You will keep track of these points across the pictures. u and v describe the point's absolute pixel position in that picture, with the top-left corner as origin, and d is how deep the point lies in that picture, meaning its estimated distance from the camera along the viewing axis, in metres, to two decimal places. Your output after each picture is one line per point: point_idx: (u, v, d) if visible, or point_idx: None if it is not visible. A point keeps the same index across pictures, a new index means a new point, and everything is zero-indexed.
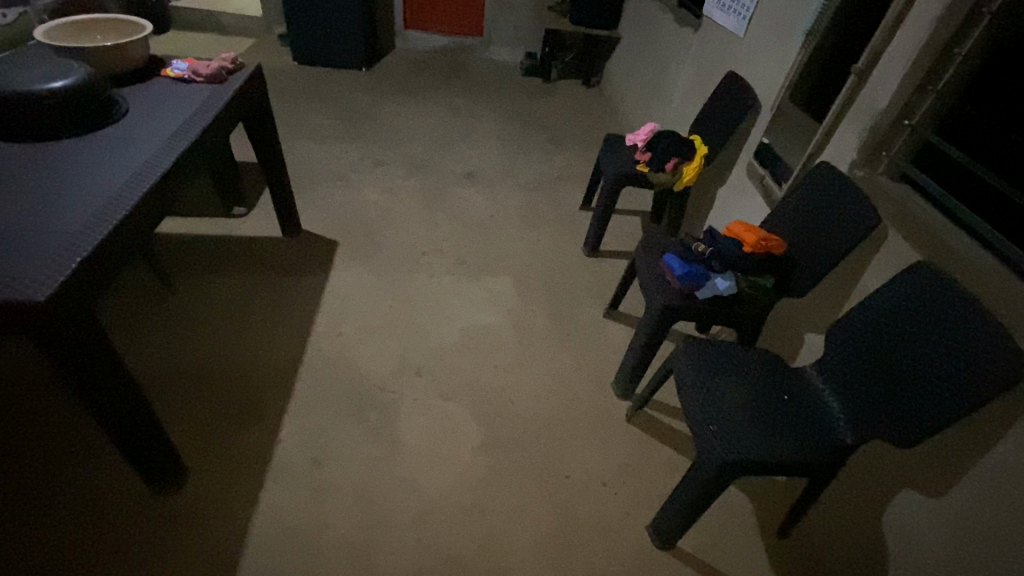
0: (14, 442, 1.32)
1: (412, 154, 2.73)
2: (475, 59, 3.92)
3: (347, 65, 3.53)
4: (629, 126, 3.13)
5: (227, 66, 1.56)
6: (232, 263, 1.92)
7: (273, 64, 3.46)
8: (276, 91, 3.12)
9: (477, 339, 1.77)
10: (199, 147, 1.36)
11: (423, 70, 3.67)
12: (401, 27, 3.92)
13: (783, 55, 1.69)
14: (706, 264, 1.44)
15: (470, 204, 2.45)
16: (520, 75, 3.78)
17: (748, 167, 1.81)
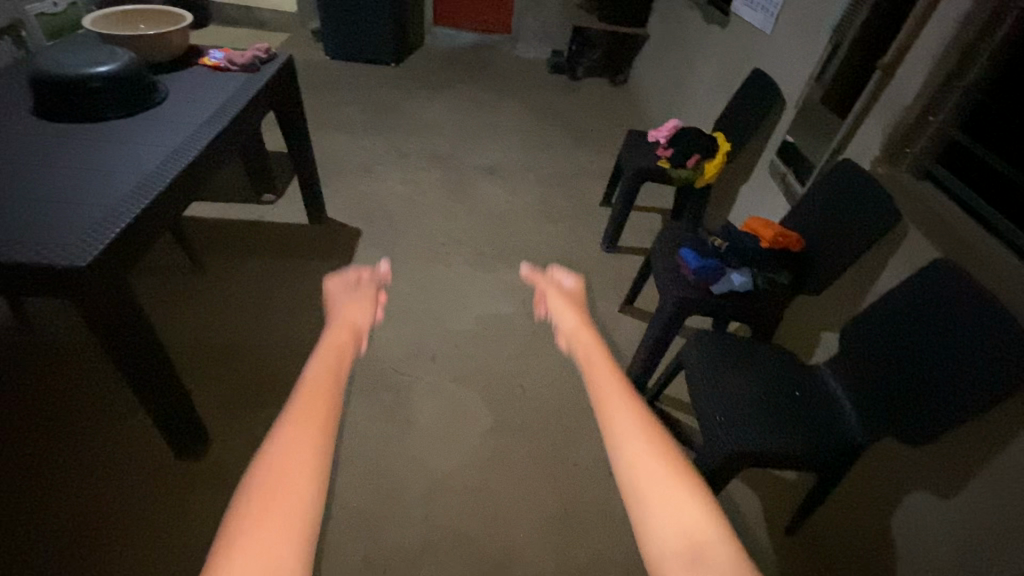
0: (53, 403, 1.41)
1: (436, 147, 2.78)
2: (502, 56, 3.96)
3: (376, 60, 3.60)
4: (654, 124, 3.12)
5: (262, 56, 1.62)
6: (259, 246, 1.99)
7: (305, 58, 3.56)
8: (308, 83, 3.21)
9: (491, 327, 1.80)
10: (231, 132, 1.42)
11: (451, 65, 3.73)
12: (431, 23, 3.99)
13: (809, 52, 1.68)
14: (722, 259, 1.44)
15: (491, 196, 2.48)
16: (546, 73, 3.78)
17: (770, 164, 1.80)
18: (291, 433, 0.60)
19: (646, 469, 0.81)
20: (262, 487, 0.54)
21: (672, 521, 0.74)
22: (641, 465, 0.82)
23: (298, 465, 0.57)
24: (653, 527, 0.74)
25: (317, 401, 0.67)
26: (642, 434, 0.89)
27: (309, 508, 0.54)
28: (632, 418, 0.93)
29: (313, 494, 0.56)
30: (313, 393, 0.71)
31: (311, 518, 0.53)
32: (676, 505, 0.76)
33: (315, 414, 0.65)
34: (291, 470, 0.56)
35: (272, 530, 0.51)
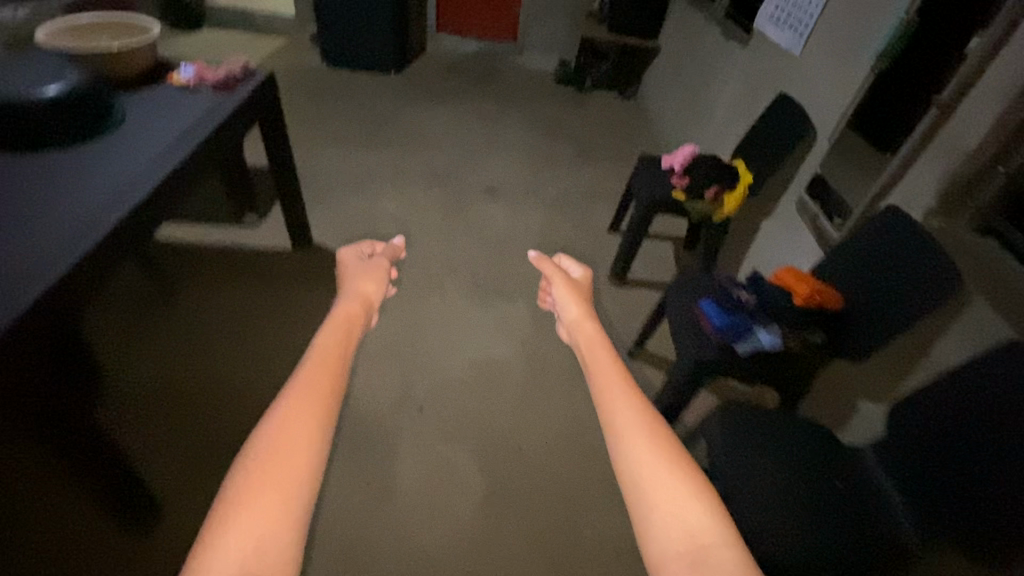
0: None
1: (434, 164, 2.62)
2: (508, 66, 3.80)
3: (376, 67, 3.45)
4: (666, 143, 2.96)
5: (235, 73, 1.45)
6: (238, 273, 1.84)
7: (301, 65, 3.40)
8: (304, 92, 3.06)
9: (488, 373, 1.64)
10: (197, 160, 1.27)
11: (454, 75, 3.57)
12: (434, 31, 3.85)
13: (845, 79, 1.51)
14: (748, 314, 1.27)
15: (491, 220, 2.32)
16: (553, 83, 3.67)
17: (798, 201, 1.63)
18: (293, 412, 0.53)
19: (648, 470, 0.54)
20: (258, 467, 0.47)
21: (667, 506, 0.51)
22: (636, 455, 0.55)
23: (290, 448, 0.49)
24: (642, 522, 0.51)
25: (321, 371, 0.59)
26: (647, 429, 0.58)
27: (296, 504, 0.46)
28: (632, 413, 0.60)
29: (303, 488, 0.48)
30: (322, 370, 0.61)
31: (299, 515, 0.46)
32: (672, 498, 0.52)
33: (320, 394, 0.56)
34: (287, 458, 0.48)
35: (259, 515, 0.44)
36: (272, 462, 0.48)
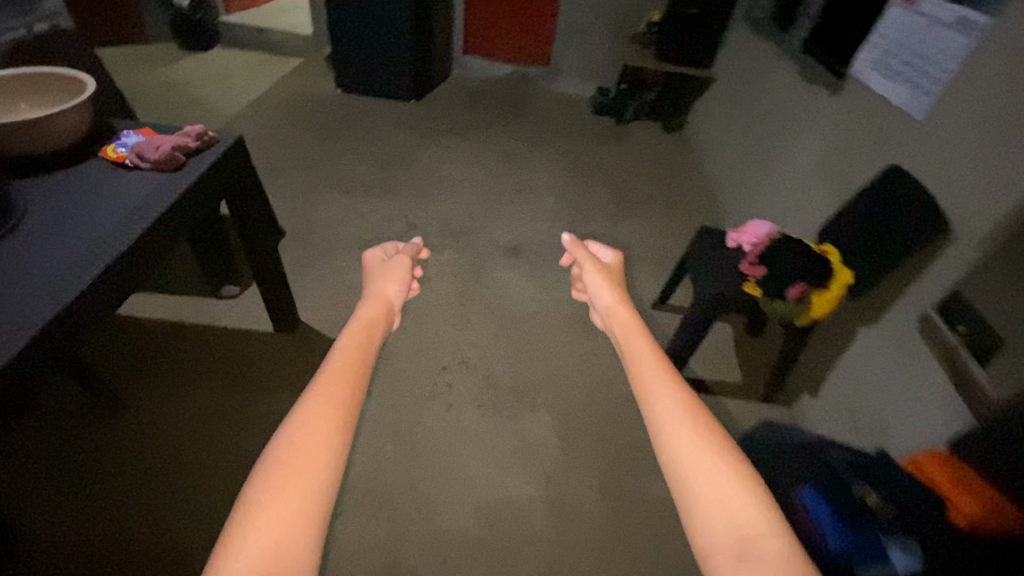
0: (44, 442, 1.39)
1: (450, 216, 2.28)
2: (539, 94, 3.45)
3: (394, 95, 3.14)
4: (720, 193, 2.55)
5: (188, 145, 1.11)
6: (211, 363, 1.59)
7: (313, 91, 3.12)
8: (311, 125, 2.77)
9: (498, 527, 1.28)
10: (128, 263, 0.97)
11: (479, 104, 3.24)
12: (460, 53, 3.53)
13: (1001, 169, 1.11)
14: (872, 523, 0.81)
15: (512, 290, 1.95)
16: (589, 114, 3.30)
17: (923, 322, 1.22)
18: (313, 415, 0.63)
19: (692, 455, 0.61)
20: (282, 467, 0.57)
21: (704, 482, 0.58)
22: (676, 444, 0.62)
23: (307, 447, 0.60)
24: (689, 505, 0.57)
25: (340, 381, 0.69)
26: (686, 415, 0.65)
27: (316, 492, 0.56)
28: (671, 401, 0.67)
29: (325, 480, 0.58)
30: (342, 375, 0.71)
31: (320, 499, 0.56)
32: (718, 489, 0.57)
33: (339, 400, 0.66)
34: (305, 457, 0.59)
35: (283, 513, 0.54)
36: (297, 454, 0.59)
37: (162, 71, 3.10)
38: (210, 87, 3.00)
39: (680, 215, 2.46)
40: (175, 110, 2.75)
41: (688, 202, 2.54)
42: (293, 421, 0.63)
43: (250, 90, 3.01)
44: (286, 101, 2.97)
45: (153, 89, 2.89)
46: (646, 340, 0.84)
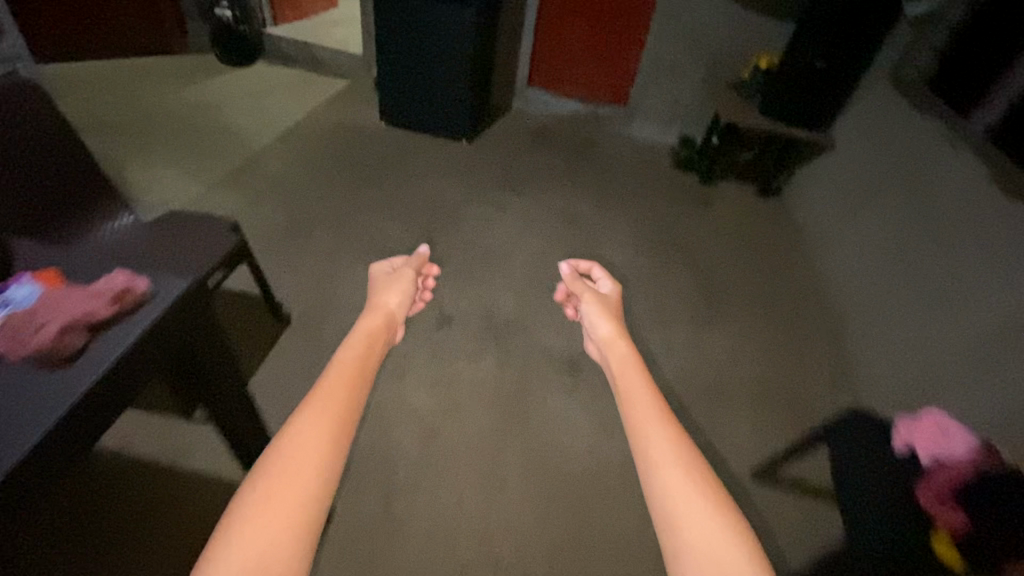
0: None
1: (493, 306, 1.84)
2: (610, 139, 2.97)
3: (444, 131, 2.74)
4: (837, 300, 2.03)
5: (96, 316, 0.83)
6: (181, 495, 1.34)
7: (354, 121, 2.75)
8: (345, 166, 2.40)
9: None
10: (46, 462, 0.75)
11: (539, 148, 2.80)
12: (524, 84, 3.09)
13: None
14: None
15: (563, 432, 1.51)
16: (669, 167, 2.83)
17: None
18: (309, 426, 0.66)
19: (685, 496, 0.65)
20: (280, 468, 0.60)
21: (688, 524, 0.62)
22: (670, 482, 0.67)
23: (306, 457, 0.63)
24: (681, 549, 0.60)
25: (337, 386, 0.74)
26: (680, 464, 0.68)
27: (307, 503, 0.58)
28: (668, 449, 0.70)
29: (313, 490, 0.60)
30: (336, 387, 0.75)
31: (309, 512, 0.58)
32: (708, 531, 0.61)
33: (336, 407, 0.70)
34: (299, 464, 0.61)
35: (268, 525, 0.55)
36: (287, 469, 0.61)
37: (194, 87, 2.80)
38: (242, 111, 2.66)
39: (786, 335, 1.94)
40: (196, 137, 2.42)
41: (798, 321, 2.00)
42: (291, 428, 0.66)
43: (285, 116, 2.67)
44: (322, 133, 2.61)
45: (179, 109, 2.58)
46: (640, 374, 0.86)
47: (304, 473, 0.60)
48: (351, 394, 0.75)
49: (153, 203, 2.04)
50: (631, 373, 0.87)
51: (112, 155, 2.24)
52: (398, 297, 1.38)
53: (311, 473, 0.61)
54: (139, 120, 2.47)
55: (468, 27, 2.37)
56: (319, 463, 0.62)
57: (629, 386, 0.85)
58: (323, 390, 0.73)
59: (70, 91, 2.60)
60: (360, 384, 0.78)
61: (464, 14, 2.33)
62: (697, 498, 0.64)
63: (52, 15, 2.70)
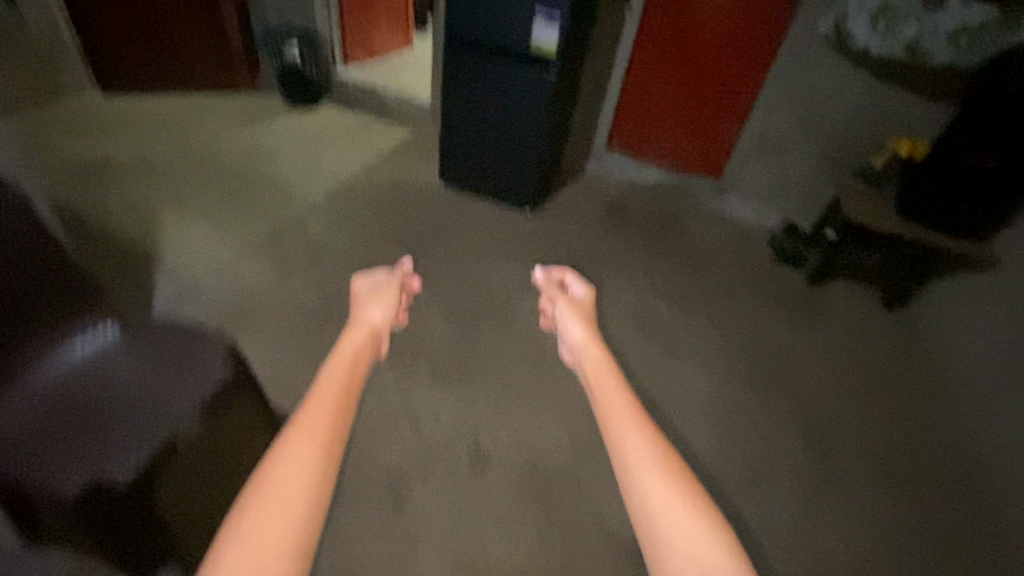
0: None
1: (542, 444, 1.51)
2: (694, 219, 2.60)
3: (505, 198, 2.44)
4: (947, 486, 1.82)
5: None
6: None
7: (409, 177, 2.52)
8: (391, 234, 2.14)
9: None
10: None
11: (610, 229, 2.49)
12: (602, 146, 2.73)
13: None
14: None
15: None
16: (768, 260, 2.45)
17: None
18: (294, 453, 0.74)
19: (656, 496, 0.73)
20: (268, 496, 0.68)
21: (663, 523, 0.70)
22: (638, 476, 0.76)
23: (294, 479, 0.72)
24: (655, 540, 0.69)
25: (319, 414, 0.82)
26: (654, 462, 0.77)
27: (299, 524, 0.67)
28: (642, 446, 0.79)
29: (298, 517, 0.68)
30: (321, 410, 0.83)
31: (299, 538, 0.66)
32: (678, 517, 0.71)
33: (320, 433, 0.78)
34: (286, 500, 0.68)
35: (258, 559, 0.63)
36: (277, 490, 0.69)
37: (253, 130, 2.67)
38: (295, 160, 2.49)
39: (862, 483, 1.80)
40: (237, 190, 2.24)
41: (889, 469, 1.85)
42: (276, 460, 0.73)
43: (337, 169, 2.48)
44: (375, 191, 2.38)
45: (228, 156, 2.44)
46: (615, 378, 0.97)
47: (292, 501, 0.69)
48: (334, 422, 0.82)
49: (179, 267, 1.85)
50: (605, 378, 0.97)
51: (151, 205, 2.09)
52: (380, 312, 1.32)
53: (292, 504, 0.69)
54: (188, 165, 2.34)
55: (546, 92, 2.08)
56: (301, 489, 0.70)
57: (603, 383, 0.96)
58: (308, 417, 0.81)
59: (129, 128, 2.52)
60: (345, 408, 0.87)
61: (543, 77, 2.05)
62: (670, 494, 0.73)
63: (129, 44, 2.68)
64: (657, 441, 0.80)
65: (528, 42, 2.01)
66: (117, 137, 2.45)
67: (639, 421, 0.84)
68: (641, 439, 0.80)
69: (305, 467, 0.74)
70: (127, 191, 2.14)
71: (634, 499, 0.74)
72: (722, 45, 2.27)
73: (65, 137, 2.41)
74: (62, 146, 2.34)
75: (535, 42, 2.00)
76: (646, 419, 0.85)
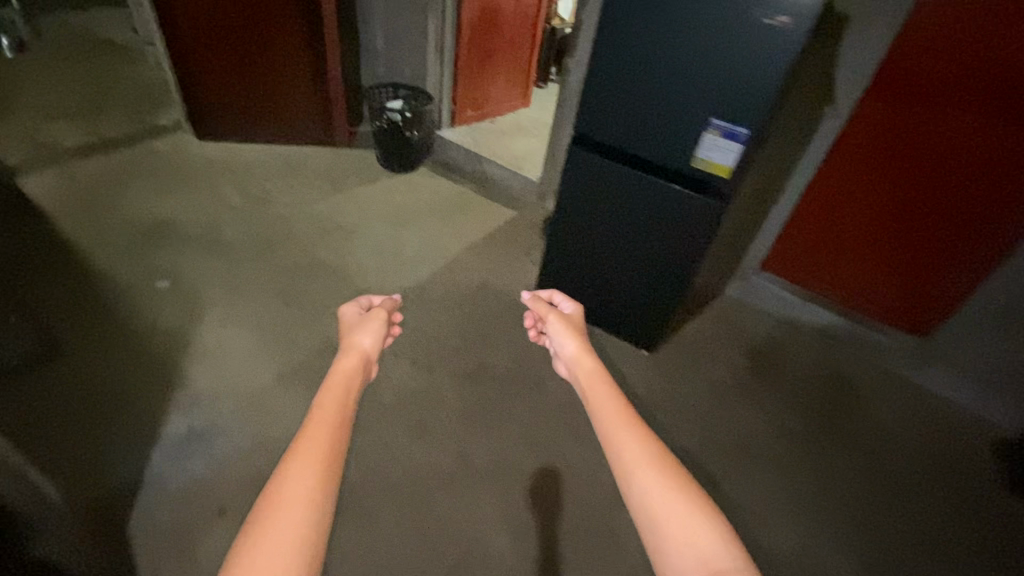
0: None
1: None
2: (873, 389, 1.89)
3: (622, 330, 1.86)
4: None
5: None
6: None
7: (498, 280, 2.05)
8: (465, 370, 1.67)
9: None
10: None
11: (758, 391, 1.83)
12: (755, 268, 2.08)
13: None
14: None
15: None
16: (993, 483, 1.69)
17: None
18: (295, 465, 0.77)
19: (653, 494, 0.85)
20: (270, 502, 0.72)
21: (663, 519, 0.81)
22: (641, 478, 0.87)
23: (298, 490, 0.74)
24: (660, 534, 0.81)
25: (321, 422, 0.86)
26: (647, 463, 0.88)
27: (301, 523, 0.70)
28: (637, 449, 0.91)
29: (306, 521, 0.71)
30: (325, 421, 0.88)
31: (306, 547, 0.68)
32: (679, 514, 0.82)
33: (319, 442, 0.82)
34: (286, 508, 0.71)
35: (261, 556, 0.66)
36: (282, 501, 0.72)
37: (336, 198, 2.35)
38: (371, 245, 2.12)
39: None
40: (300, 280, 1.89)
41: None
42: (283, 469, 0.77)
43: (418, 261, 2.08)
44: (454, 300, 1.92)
45: (303, 231, 2.13)
46: (606, 385, 1.11)
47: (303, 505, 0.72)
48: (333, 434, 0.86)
49: (201, 390, 1.48)
50: (603, 391, 1.10)
51: (199, 293, 1.78)
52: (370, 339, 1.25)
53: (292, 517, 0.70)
54: (255, 241, 2.03)
55: (704, 221, 1.49)
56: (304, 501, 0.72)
57: (598, 392, 1.09)
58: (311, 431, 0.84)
59: (210, 185, 2.29)
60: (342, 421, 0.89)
61: (704, 204, 1.45)
62: (668, 495, 0.84)
63: (228, 90, 2.48)
64: (648, 441, 0.92)
65: (688, 158, 1.38)
66: (193, 196, 2.21)
67: (629, 423, 0.97)
68: (634, 440, 0.93)
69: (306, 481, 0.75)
70: (180, 271, 1.84)
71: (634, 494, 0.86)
72: (960, 145, 1.54)
73: (143, 191, 2.20)
74: (136, 202, 2.13)
75: (699, 159, 1.36)
76: (638, 424, 0.97)
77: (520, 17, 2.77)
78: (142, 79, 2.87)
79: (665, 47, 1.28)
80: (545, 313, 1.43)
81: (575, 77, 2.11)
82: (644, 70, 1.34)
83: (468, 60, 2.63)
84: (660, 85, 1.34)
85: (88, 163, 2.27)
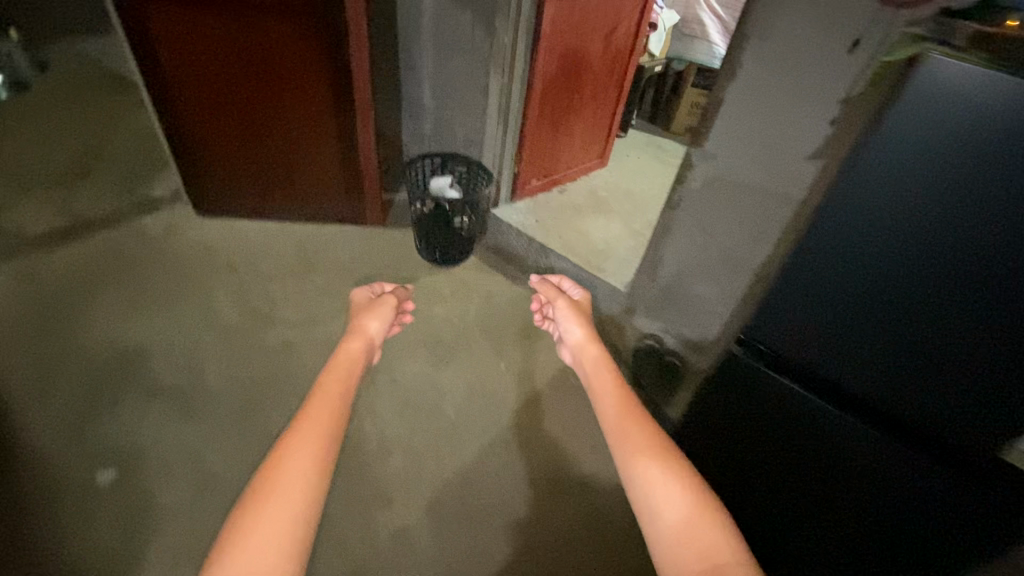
0: None
1: None
2: None
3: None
4: None
5: None
6: None
7: (574, 456, 1.45)
8: None
9: None
10: None
11: None
12: None
13: None
14: None
15: None
16: None
17: None
18: (300, 449, 0.87)
19: (659, 487, 0.90)
20: (266, 484, 0.82)
21: (665, 514, 0.87)
22: (649, 473, 0.93)
23: (294, 480, 0.83)
24: (656, 526, 0.87)
25: (323, 408, 0.96)
26: (655, 458, 0.94)
27: (304, 502, 0.81)
28: (638, 441, 0.98)
29: (308, 503, 0.81)
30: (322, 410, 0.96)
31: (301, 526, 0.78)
32: (684, 513, 0.86)
33: (322, 424, 0.92)
34: (288, 486, 0.81)
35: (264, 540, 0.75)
36: (281, 481, 0.82)
37: None
38: (399, 394, 1.55)
39: None
40: None
41: None
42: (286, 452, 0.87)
43: (462, 420, 1.50)
44: (512, 500, 1.34)
45: (311, 365, 1.58)
46: (607, 370, 1.23)
47: (298, 492, 0.81)
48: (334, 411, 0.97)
49: None
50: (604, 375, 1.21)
51: (157, 493, 1.27)
52: (377, 321, 1.34)
53: (298, 495, 0.81)
54: (244, 387, 1.50)
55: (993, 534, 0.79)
56: (304, 483, 0.83)
57: (600, 380, 1.20)
58: (309, 415, 0.94)
59: (202, 289, 1.78)
60: (342, 410, 0.99)
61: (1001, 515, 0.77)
62: (675, 488, 0.90)
63: (235, 158, 1.97)
64: (656, 438, 0.98)
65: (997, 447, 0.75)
66: (177, 307, 1.70)
67: (634, 420, 1.03)
68: (637, 434, 1.00)
69: (307, 467, 0.85)
70: (137, 449, 1.34)
71: (638, 489, 0.92)
72: None
73: (117, 296, 1.71)
74: (104, 319, 1.64)
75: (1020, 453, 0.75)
76: (644, 419, 1.04)
77: (608, 61, 2.11)
78: (144, 129, 2.39)
79: (971, 258, 0.65)
80: (554, 298, 1.48)
81: (702, 173, 1.45)
82: (915, 282, 0.71)
83: (537, 122, 2.01)
84: (944, 310, 0.70)
85: (58, 256, 1.81)
